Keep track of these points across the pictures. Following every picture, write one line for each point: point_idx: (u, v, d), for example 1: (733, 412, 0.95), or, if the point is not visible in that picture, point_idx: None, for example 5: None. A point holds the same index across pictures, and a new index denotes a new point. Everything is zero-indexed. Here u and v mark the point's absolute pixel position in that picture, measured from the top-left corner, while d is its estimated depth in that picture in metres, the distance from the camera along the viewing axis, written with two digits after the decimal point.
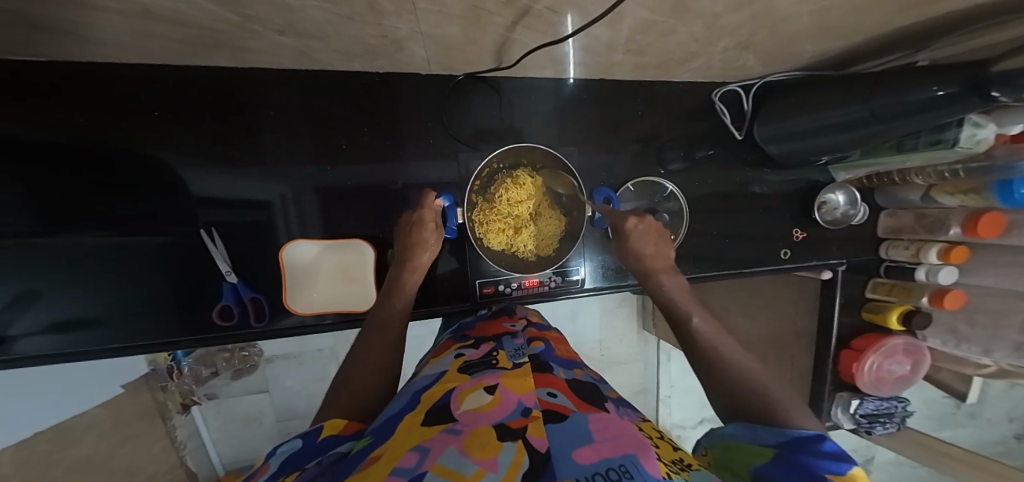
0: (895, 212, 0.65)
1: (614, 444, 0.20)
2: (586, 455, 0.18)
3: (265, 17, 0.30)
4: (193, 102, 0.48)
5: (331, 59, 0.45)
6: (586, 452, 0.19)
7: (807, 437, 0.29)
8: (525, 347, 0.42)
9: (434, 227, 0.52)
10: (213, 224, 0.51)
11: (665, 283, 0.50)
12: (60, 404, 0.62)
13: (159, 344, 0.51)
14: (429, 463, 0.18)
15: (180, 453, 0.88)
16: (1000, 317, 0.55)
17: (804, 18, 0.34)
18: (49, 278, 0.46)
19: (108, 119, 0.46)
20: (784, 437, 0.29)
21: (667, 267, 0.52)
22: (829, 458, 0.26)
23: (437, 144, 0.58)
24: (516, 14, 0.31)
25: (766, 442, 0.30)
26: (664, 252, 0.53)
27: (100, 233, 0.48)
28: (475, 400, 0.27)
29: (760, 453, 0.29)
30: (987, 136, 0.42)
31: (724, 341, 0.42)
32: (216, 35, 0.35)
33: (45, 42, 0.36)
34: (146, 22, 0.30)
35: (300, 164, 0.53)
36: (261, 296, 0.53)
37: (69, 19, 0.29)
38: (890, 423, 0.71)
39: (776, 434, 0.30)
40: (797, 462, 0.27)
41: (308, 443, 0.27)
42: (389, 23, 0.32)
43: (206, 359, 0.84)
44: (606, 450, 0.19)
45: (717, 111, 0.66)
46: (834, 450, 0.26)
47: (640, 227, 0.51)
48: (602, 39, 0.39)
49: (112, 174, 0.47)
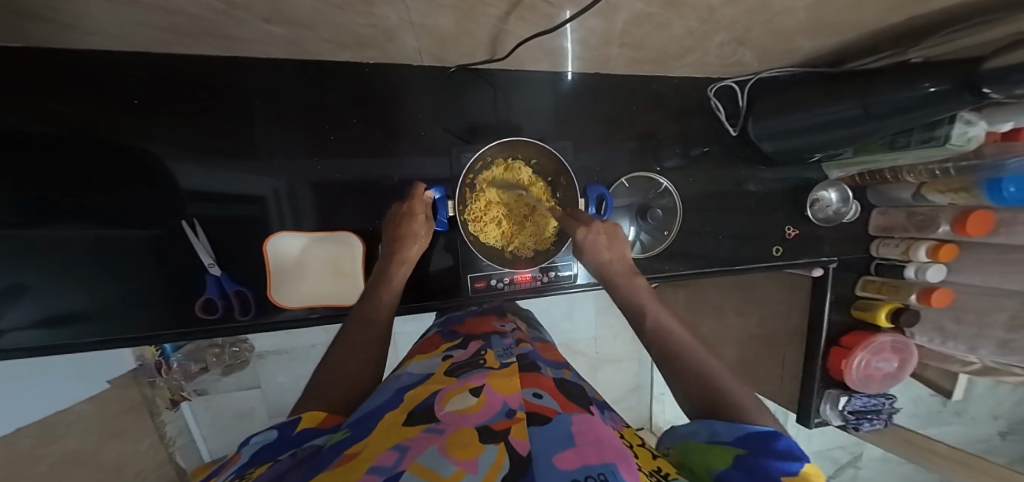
0: (885, 210, 0.66)
1: (597, 450, 0.20)
2: (568, 460, 0.18)
3: (251, 5, 0.29)
4: (181, 92, 0.47)
5: (320, 49, 0.44)
6: (568, 457, 0.18)
7: (766, 438, 0.28)
8: (513, 347, 0.42)
9: (424, 219, 0.51)
10: (197, 216, 0.50)
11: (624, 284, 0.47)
12: (42, 399, 0.59)
13: (146, 337, 0.50)
14: (407, 463, 0.17)
15: (168, 450, 0.86)
16: (986, 315, 0.56)
17: (800, 13, 0.34)
18: (29, 271, 0.45)
19: (93, 108, 0.45)
20: (739, 435, 0.29)
21: (624, 267, 0.50)
22: (783, 457, 0.26)
23: (429, 138, 0.57)
24: (510, 5, 0.30)
25: (723, 440, 0.30)
26: (620, 254, 0.51)
27: (79, 225, 0.46)
28: (459, 401, 0.27)
29: (718, 453, 0.29)
30: (977, 134, 0.42)
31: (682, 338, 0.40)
32: (200, 23, 0.34)
33: (24, 28, 0.34)
34: (128, 9, 0.29)
35: (291, 157, 0.52)
36: (246, 291, 0.52)
37: (50, 4, 0.28)
38: (877, 420, 0.72)
39: (729, 431, 0.30)
40: (752, 460, 0.27)
41: (282, 435, 0.27)
42: (378, 12, 0.32)
43: (195, 353, 0.82)
44: (588, 455, 0.19)
45: (712, 107, 0.66)
46: (785, 447, 0.27)
47: (589, 238, 0.50)
48: (597, 32, 0.39)
49: (96, 164, 0.46)
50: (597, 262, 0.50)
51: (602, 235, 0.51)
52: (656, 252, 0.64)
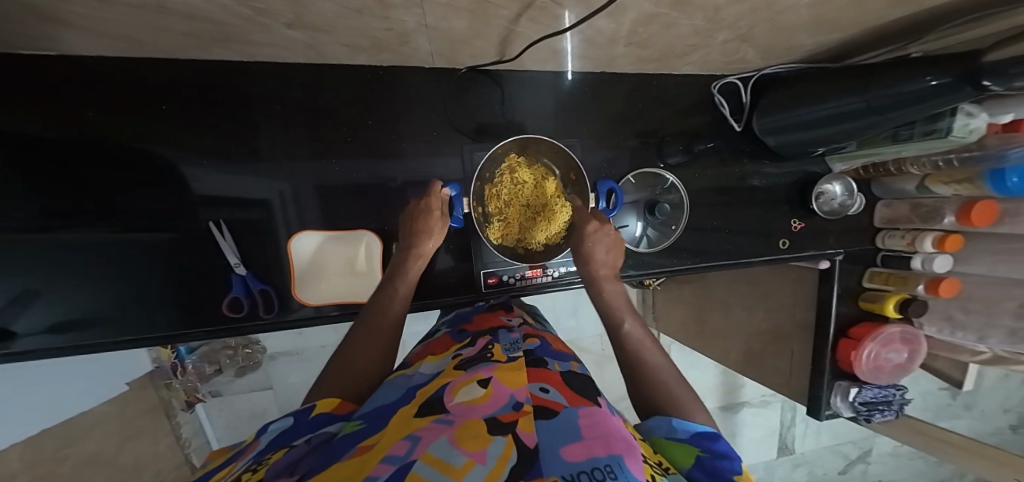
0: (891, 203, 0.67)
1: (603, 442, 0.20)
2: (574, 453, 0.18)
3: (275, 10, 0.30)
4: (199, 97, 0.49)
5: (336, 52, 0.45)
6: (574, 450, 0.19)
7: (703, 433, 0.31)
8: (520, 341, 0.43)
9: (440, 216, 0.52)
10: (221, 217, 0.51)
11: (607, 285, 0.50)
12: (62, 402, 0.60)
13: (171, 337, 0.51)
14: (419, 452, 0.18)
15: (184, 451, 0.85)
16: (993, 304, 0.56)
17: (803, 11, 0.35)
18: (56, 274, 0.47)
19: (119, 114, 0.46)
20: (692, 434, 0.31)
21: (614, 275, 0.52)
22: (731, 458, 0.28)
23: (440, 138, 0.58)
24: (522, 7, 0.31)
25: (680, 437, 0.31)
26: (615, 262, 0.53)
27: (103, 229, 0.48)
28: (468, 393, 0.27)
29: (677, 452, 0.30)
30: (979, 125, 0.43)
31: (646, 344, 0.43)
32: (223, 29, 0.35)
33: (53, 35, 0.36)
34: (154, 15, 0.30)
35: (303, 161, 0.53)
36: (269, 289, 0.54)
37: (82, 12, 0.29)
38: (889, 411, 0.71)
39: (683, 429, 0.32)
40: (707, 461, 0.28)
41: (299, 420, 0.29)
42: (395, 16, 0.33)
43: (210, 354, 0.84)
44: (595, 448, 0.19)
45: (716, 103, 0.67)
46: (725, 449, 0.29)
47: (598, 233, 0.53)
48: (605, 32, 0.40)
49: (122, 167, 0.47)
50: (590, 259, 0.52)
51: (609, 239, 0.54)
52: (663, 247, 0.65)
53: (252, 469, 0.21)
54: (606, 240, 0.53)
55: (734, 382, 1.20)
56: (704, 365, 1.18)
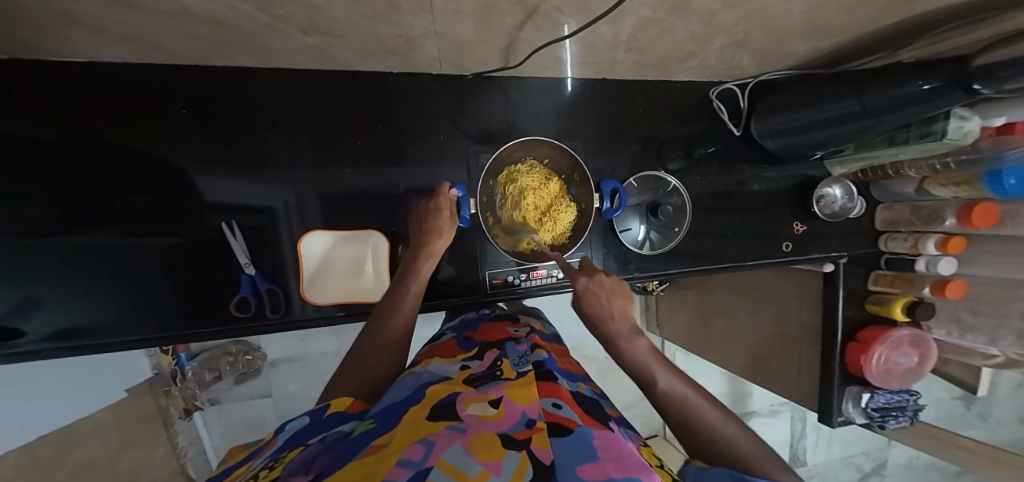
0: (891, 205, 0.67)
1: (620, 464, 0.19)
2: (591, 471, 0.18)
3: (292, 17, 0.32)
4: (215, 101, 0.50)
5: (347, 58, 0.47)
6: (591, 469, 0.18)
7: None
8: (528, 354, 0.42)
9: (449, 215, 0.52)
10: (233, 218, 0.52)
11: (624, 347, 0.41)
12: (57, 409, 0.58)
13: (177, 336, 0.51)
14: (435, 458, 0.18)
15: (180, 461, 0.83)
16: (1002, 305, 0.56)
17: (796, 17, 0.37)
18: (64, 275, 0.47)
19: (137, 118, 0.48)
20: None
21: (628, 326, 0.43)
22: None
23: (446, 141, 0.60)
24: (526, 13, 0.32)
25: None
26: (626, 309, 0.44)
27: (113, 230, 0.48)
28: (480, 409, 0.27)
29: None
30: (972, 129, 0.44)
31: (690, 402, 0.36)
32: (242, 35, 0.37)
33: (79, 40, 0.37)
34: (178, 21, 0.32)
35: (311, 163, 0.55)
36: (276, 289, 0.54)
37: (108, 17, 0.31)
38: (902, 417, 0.69)
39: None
40: None
41: (314, 418, 0.28)
42: (407, 22, 0.34)
43: (211, 361, 0.85)
44: (613, 469, 0.18)
45: (714, 109, 0.68)
46: None
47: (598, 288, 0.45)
48: (605, 38, 0.41)
49: (136, 170, 0.49)
50: (599, 316, 0.44)
51: (604, 286, 0.45)
52: (666, 248, 0.65)
53: (266, 467, 0.21)
54: (604, 291, 0.45)
55: (741, 390, 1.17)
56: (709, 373, 1.16)
